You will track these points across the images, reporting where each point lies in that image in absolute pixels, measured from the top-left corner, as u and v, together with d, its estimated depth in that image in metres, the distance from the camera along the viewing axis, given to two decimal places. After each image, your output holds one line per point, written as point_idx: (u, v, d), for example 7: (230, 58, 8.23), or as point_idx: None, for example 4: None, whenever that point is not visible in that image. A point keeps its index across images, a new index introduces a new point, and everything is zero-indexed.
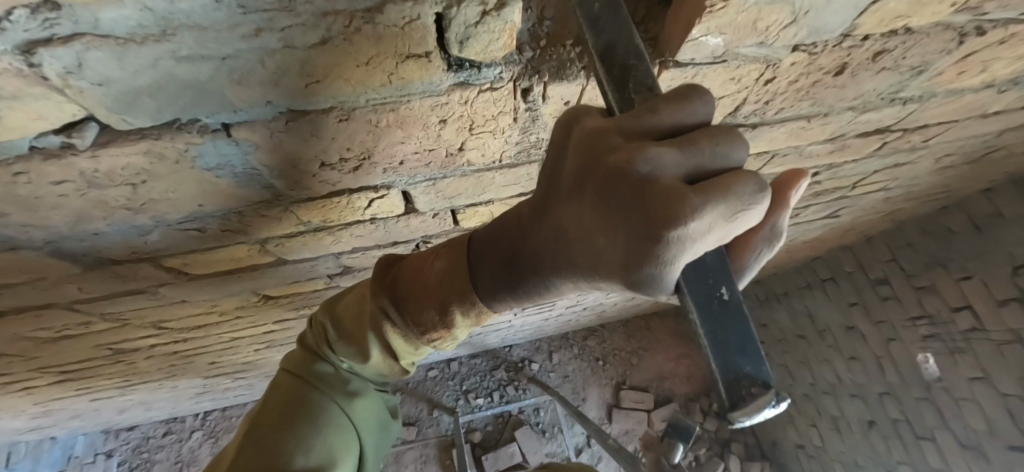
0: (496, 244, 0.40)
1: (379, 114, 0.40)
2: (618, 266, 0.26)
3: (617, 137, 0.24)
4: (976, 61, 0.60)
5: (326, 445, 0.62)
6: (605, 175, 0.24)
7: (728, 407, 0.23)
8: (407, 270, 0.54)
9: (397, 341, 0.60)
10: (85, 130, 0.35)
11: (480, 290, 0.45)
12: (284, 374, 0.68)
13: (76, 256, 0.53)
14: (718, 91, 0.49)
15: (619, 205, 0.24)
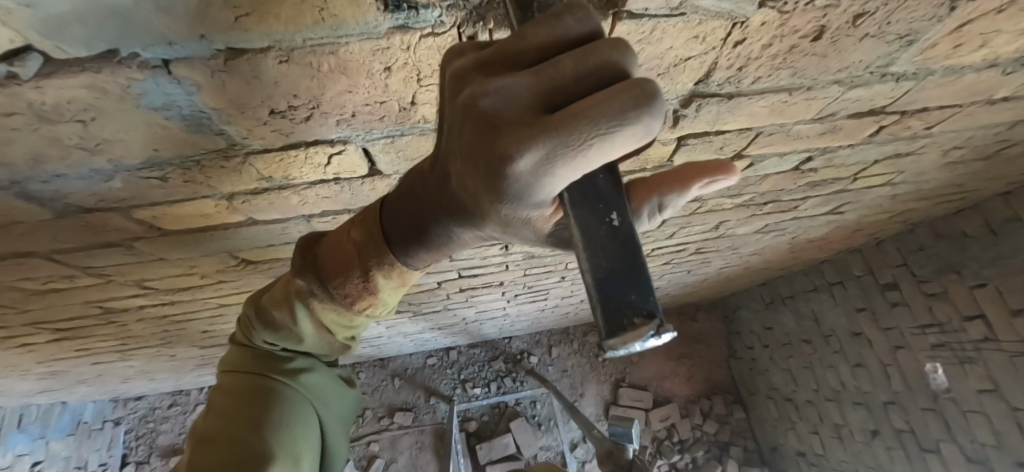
0: (403, 204, 0.42)
1: (319, 57, 0.40)
2: (493, 198, 0.27)
3: (476, 71, 0.24)
4: (974, 32, 0.56)
5: (291, 420, 0.66)
6: (461, 113, 0.24)
7: (605, 335, 0.21)
8: (323, 252, 0.55)
9: (328, 313, 0.62)
10: (29, 61, 0.34)
11: (393, 245, 0.47)
12: (229, 367, 0.69)
13: (49, 202, 0.54)
14: (682, 51, 0.47)
15: (473, 142, 0.24)
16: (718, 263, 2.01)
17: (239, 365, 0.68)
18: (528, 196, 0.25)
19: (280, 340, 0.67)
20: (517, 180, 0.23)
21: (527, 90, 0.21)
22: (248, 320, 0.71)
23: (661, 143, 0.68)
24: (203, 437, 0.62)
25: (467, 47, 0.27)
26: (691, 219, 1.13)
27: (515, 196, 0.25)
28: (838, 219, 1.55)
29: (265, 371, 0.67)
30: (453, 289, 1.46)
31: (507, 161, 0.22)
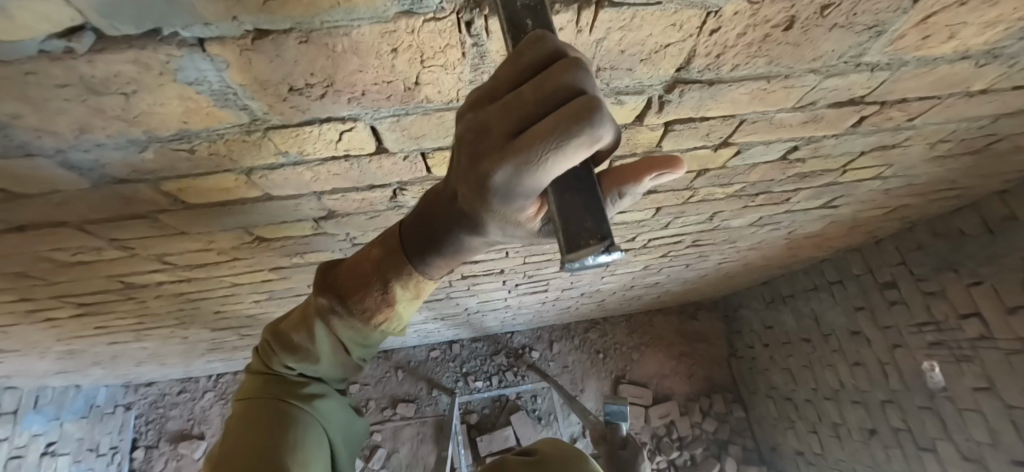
0: (419, 217, 0.48)
1: (333, 38, 0.45)
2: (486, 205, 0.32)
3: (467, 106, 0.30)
4: (940, 24, 0.60)
5: (313, 445, 0.63)
6: (456, 140, 0.31)
7: (566, 252, 0.25)
8: (346, 267, 0.60)
9: (347, 335, 0.63)
10: (83, 37, 0.40)
11: (411, 257, 0.53)
12: (246, 396, 0.67)
13: (86, 172, 0.60)
14: (661, 38, 0.52)
15: (464, 165, 0.31)
16: (715, 257, 2.05)
17: (259, 389, 0.66)
18: (511, 204, 0.30)
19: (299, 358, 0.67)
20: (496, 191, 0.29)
21: (497, 118, 0.27)
22: (266, 348, 0.71)
23: (648, 128, 0.72)
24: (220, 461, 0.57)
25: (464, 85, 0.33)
26: (685, 208, 1.17)
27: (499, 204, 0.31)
28: (832, 214, 1.59)
29: (289, 391, 0.65)
30: (455, 276, 1.52)
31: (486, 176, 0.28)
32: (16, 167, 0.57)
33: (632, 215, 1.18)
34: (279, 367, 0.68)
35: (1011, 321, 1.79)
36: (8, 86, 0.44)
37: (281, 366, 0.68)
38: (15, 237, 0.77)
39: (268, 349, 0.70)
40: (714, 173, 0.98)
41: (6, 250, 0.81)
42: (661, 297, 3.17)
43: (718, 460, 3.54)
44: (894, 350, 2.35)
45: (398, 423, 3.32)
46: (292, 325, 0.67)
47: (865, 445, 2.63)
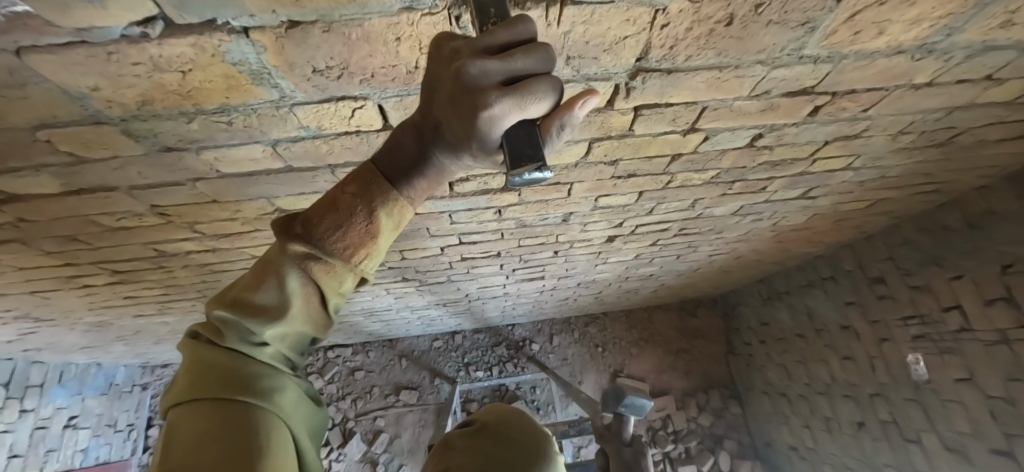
0: (398, 150, 0.53)
1: (349, 29, 0.56)
2: (466, 135, 0.42)
3: (463, 52, 0.39)
4: (867, 21, 0.69)
5: (285, 443, 0.49)
6: (450, 77, 0.39)
7: (511, 171, 0.36)
8: (315, 207, 0.55)
9: (325, 281, 0.55)
10: (155, 24, 0.52)
11: (395, 181, 0.54)
12: (182, 399, 0.50)
13: (141, 139, 0.72)
14: (619, 31, 0.62)
15: (456, 97, 0.39)
16: (705, 249, 2.14)
17: (198, 388, 0.50)
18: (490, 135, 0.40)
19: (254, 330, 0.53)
20: (481, 121, 0.39)
21: (494, 69, 0.37)
22: (207, 331, 0.56)
23: (619, 112, 0.83)
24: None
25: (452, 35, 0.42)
26: (666, 192, 1.28)
27: (482, 132, 0.40)
28: (812, 205, 1.68)
29: (243, 383, 0.50)
30: (455, 257, 1.63)
31: (483, 107, 0.37)
32: (87, 133, 0.69)
33: (617, 199, 1.29)
34: (227, 352, 0.52)
35: (989, 311, 1.81)
36: (94, 63, 0.56)
37: (229, 349, 0.53)
38: (73, 200, 0.89)
39: (212, 329, 0.55)
40: (687, 157, 1.08)
41: (63, 212, 0.93)
42: (658, 292, 3.26)
43: (712, 454, 3.60)
44: (881, 344, 2.36)
45: (401, 409, 3.44)
46: (245, 284, 0.54)
47: (855, 438, 2.65)
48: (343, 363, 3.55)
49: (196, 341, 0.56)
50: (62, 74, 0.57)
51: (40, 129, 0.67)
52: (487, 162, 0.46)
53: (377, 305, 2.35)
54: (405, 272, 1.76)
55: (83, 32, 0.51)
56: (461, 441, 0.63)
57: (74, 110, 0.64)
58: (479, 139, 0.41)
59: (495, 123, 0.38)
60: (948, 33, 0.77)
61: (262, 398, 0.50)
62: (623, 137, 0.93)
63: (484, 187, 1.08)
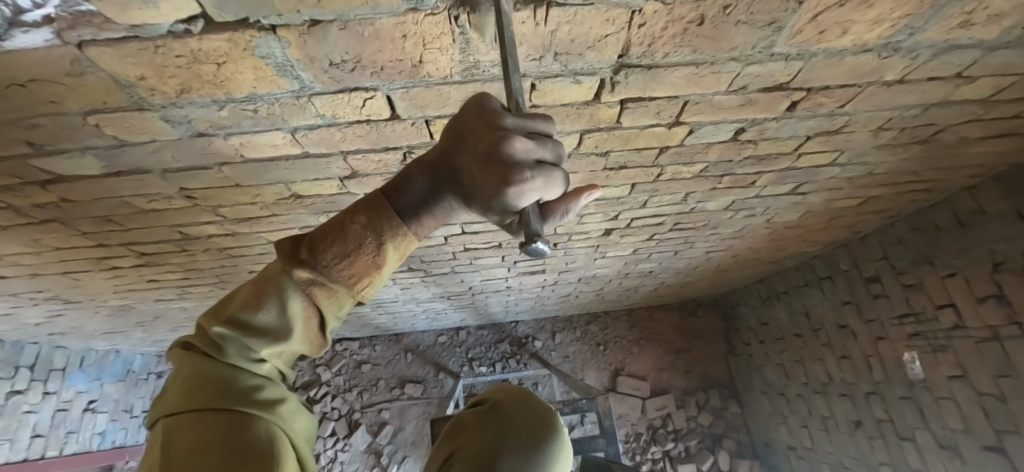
0: (410, 186, 0.57)
1: (362, 27, 0.65)
2: (485, 194, 0.47)
3: (502, 125, 0.47)
4: (830, 22, 0.75)
5: (284, 447, 0.52)
6: (487, 143, 0.46)
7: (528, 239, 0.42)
8: (324, 236, 0.56)
9: (327, 306, 0.58)
10: (197, 22, 0.60)
11: (405, 215, 0.57)
12: (176, 411, 0.52)
13: (176, 124, 0.81)
14: (600, 30, 0.70)
15: (486, 161, 0.46)
16: (702, 245, 2.20)
17: (194, 400, 0.52)
18: (510, 208, 0.46)
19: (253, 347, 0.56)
20: (504, 188, 0.44)
21: (523, 148, 0.45)
22: (203, 348, 0.58)
23: (606, 105, 0.91)
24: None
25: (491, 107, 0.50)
26: (657, 184, 1.35)
27: (503, 202, 0.46)
28: (803, 201, 1.73)
29: (243, 393, 0.53)
30: (458, 247, 1.72)
31: (510, 176, 0.44)
32: (132, 119, 0.79)
33: (610, 191, 1.36)
34: (224, 366, 0.55)
35: (981, 309, 1.84)
36: (144, 55, 0.65)
37: (226, 362, 0.56)
38: (112, 182, 0.99)
39: (208, 346, 0.58)
40: (674, 150, 1.15)
41: (101, 192, 1.03)
42: (659, 291, 3.31)
43: (711, 453, 3.62)
44: (877, 343, 2.39)
45: (406, 402, 3.53)
46: (243, 304, 0.57)
47: (851, 437, 2.68)
48: (350, 356, 3.64)
49: (191, 358, 0.58)
50: (114, 64, 0.66)
51: (90, 114, 0.76)
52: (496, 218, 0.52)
53: (384, 296, 2.44)
54: (411, 262, 1.84)
55: (136, 28, 0.60)
56: (469, 418, 0.71)
57: (121, 97, 0.73)
58: (499, 205, 0.47)
59: (516, 193, 0.44)
60: (909, 32, 0.82)
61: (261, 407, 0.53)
62: (612, 129, 1.01)
63: None
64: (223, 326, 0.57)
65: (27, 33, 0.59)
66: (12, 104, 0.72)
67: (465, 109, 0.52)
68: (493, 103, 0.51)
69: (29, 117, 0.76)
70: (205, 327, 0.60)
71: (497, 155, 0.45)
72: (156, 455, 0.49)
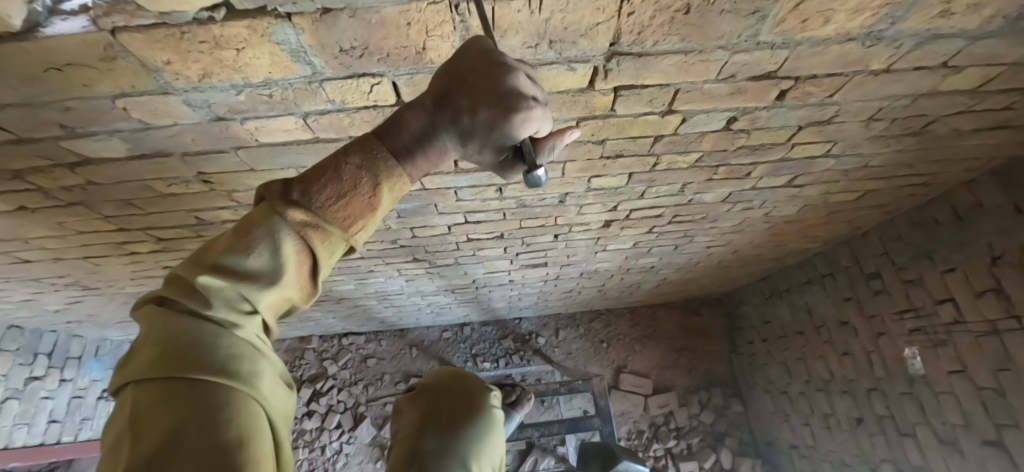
0: (404, 131, 0.60)
1: (370, 15, 0.70)
2: (493, 128, 0.56)
3: (502, 67, 0.56)
4: (811, 11, 0.79)
5: (257, 425, 0.45)
6: (494, 81, 0.55)
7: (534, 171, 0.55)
8: (316, 180, 0.56)
9: (321, 251, 0.55)
10: (220, 10, 0.66)
11: (399, 156, 0.60)
12: (147, 379, 0.45)
13: (196, 108, 0.88)
14: (592, 18, 0.75)
15: (494, 98, 0.55)
16: (702, 239, 2.23)
17: (170, 367, 0.44)
18: (512, 134, 0.56)
19: (232, 300, 0.50)
20: (514, 119, 0.55)
21: (521, 85, 0.56)
22: (179, 299, 0.50)
23: (600, 92, 0.96)
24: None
25: (485, 51, 0.58)
26: (653, 174, 1.39)
27: (508, 127, 0.56)
28: (800, 194, 1.76)
29: (226, 365, 0.46)
30: (461, 237, 1.77)
31: (520, 108, 0.54)
32: (157, 103, 0.85)
33: (608, 180, 1.41)
34: (194, 325, 0.48)
35: (980, 303, 1.84)
36: (171, 41, 0.71)
37: (208, 322, 0.48)
38: (135, 166, 1.06)
39: (186, 296, 0.50)
40: (668, 139, 1.20)
41: (124, 176, 1.10)
42: (662, 288, 3.34)
43: (713, 451, 3.62)
44: (878, 339, 2.40)
45: None
46: (229, 249, 0.51)
47: (852, 434, 2.68)
48: (356, 350, 3.70)
49: (165, 311, 0.50)
50: (143, 49, 0.72)
51: (118, 98, 0.83)
52: (493, 152, 0.61)
53: (390, 289, 2.50)
54: (416, 252, 1.90)
55: (166, 15, 0.66)
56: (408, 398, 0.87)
57: (148, 81, 0.79)
58: (501, 131, 0.56)
59: (523, 123, 0.55)
60: (892, 21, 0.85)
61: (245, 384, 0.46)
62: (607, 117, 1.06)
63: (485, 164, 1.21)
64: (207, 273, 0.50)
65: (65, 20, 0.66)
66: (48, 87, 0.79)
67: (461, 54, 0.59)
68: (488, 48, 0.59)
69: (63, 100, 0.82)
70: (183, 274, 0.52)
71: (501, 86, 0.55)
72: (121, 430, 0.42)
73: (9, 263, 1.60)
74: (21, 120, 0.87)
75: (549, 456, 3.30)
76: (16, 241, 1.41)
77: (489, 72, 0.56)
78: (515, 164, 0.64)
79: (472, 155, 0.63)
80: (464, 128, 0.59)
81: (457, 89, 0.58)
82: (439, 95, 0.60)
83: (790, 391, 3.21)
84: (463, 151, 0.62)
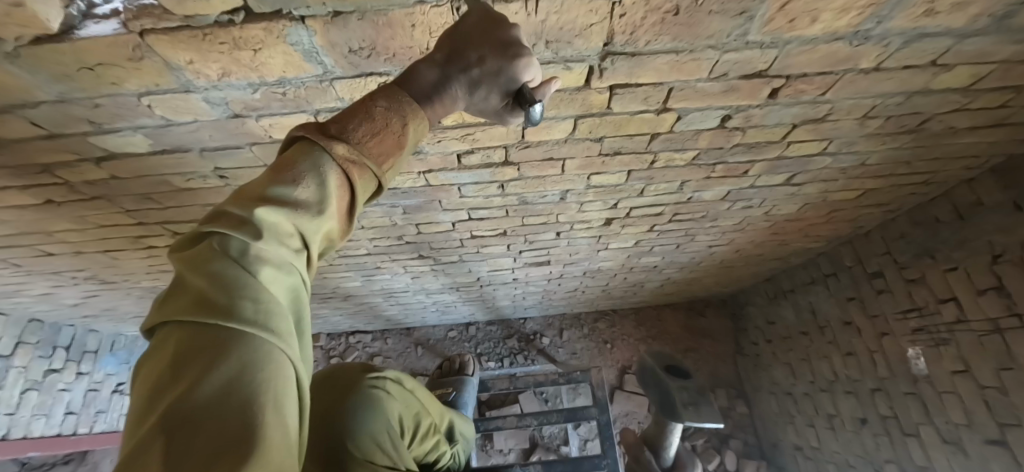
0: (421, 80, 0.66)
1: (378, 17, 0.75)
2: (502, 72, 0.65)
3: (502, 23, 0.66)
4: (798, 11, 0.83)
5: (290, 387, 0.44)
6: (497, 35, 0.65)
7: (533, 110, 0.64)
8: (350, 122, 0.62)
9: (360, 186, 0.61)
10: (239, 14, 0.72)
11: (419, 103, 0.66)
12: (189, 320, 0.44)
13: (215, 106, 0.93)
14: (585, 19, 0.79)
15: (500, 47, 0.65)
16: (703, 238, 2.26)
17: (208, 311, 0.43)
18: (518, 74, 0.65)
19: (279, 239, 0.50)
20: (519, 63, 0.65)
21: (518, 39, 0.66)
22: (222, 231, 0.50)
23: (597, 91, 1.00)
24: (162, 435, 0.36)
25: (483, 13, 0.68)
26: (651, 172, 1.43)
27: (514, 69, 0.65)
28: (799, 193, 1.78)
29: (263, 316, 0.45)
30: (465, 234, 1.81)
31: (522, 54, 0.65)
32: (178, 100, 0.91)
33: (607, 178, 1.45)
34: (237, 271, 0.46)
35: (982, 302, 1.85)
36: (194, 42, 0.76)
37: (247, 270, 0.47)
38: (156, 161, 1.12)
39: (232, 228, 0.50)
40: (665, 137, 1.24)
41: (145, 170, 1.17)
42: (665, 288, 3.36)
43: (718, 453, 3.61)
44: (881, 339, 2.40)
45: None
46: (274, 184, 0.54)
47: (857, 435, 2.67)
48: (363, 348, 3.75)
49: (206, 243, 0.49)
50: (168, 50, 0.77)
51: (143, 95, 0.89)
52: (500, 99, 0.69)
53: (396, 286, 2.55)
54: (421, 248, 1.94)
55: (190, 19, 0.71)
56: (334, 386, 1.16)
57: (171, 80, 0.85)
58: (509, 75, 0.65)
59: (525, 66, 0.65)
60: (878, 21, 0.88)
61: (281, 337, 0.45)
62: (604, 114, 1.10)
63: (487, 161, 1.25)
64: (256, 204, 0.51)
65: (98, 23, 0.73)
66: (80, 85, 0.85)
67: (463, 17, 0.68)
68: (484, 11, 0.68)
69: (93, 97, 0.88)
70: (226, 207, 0.52)
71: (505, 38, 0.65)
72: (158, 371, 0.42)
73: (33, 256, 1.68)
74: (54, 116, 0.93)
75: (552, 455, 3.32)
76: (41, 233, 1.49)
77: (491, 30, 0.66)
78: (514, 110, 0.71)
79: (478, 106, 0.69)
80: (475, 77, 0.65)
81: (464, 46, 0.66)
82: (449, 52, 0.66)
83: (795, 392, 3.20)
84: (470, 103, 0.69)
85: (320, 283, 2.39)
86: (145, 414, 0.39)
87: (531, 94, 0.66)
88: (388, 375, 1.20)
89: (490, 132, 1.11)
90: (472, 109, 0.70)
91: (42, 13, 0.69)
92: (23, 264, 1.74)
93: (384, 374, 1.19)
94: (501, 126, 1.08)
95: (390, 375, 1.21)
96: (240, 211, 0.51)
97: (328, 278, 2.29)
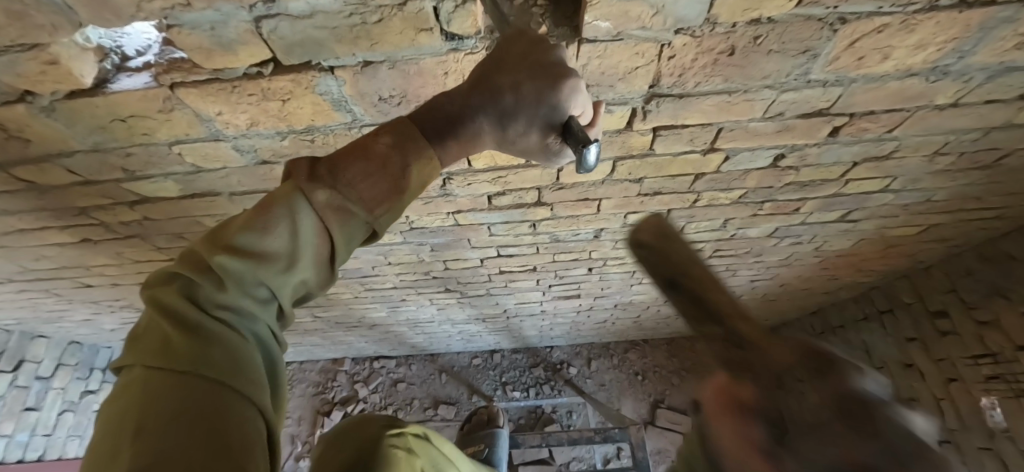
0: (434, 113, 0.58)
1: (409, 66, 0.71)
2: (537, 101, 0.56)
3: (542, 43, 0.58)
4: (868, 48, 0.74)
5: (258, 439, 0.42)
6: (531, 54, 0.57)
7: (585, 160, 0.51)
8: (346, 160, 0.54)
9: (340, 234, 0.53)
10: (267, 66, 0.69)
11: (429, 140, 0.58)
12: (155, 369, 0.41)
13: (244, 153, 0.92)
14: (630, 63, 0.73)
15: (539, 68, 0.55)
16: (745, 273, 2.11)
17: (173, 359, 0.41)
18: (562, 104, 0.56)
19: (250, 287, 0.47)
20: (564, 90, 0.56)
21: (557, 58, 0.57)
22: (190, 277, 0.47)
23: (639, 133, 0.94)
24: None
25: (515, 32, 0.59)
26: (693, 211, 1.35)
27: (559, 97, 0.56)
28: (854, 229, 1.64)
29: (229, 365, 0.43)
30: (493, 270, 1.75)
31: (568, 76, 0.55)
32: (208, 148, 0.90)
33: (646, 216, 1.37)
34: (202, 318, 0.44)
35: None
36: (224, 93, 0.74)
37: (213, 319, 0.45)
38: (187, 203, 1.12)
39: (198, 272, 0.47)
40: (710, 177, 1.16)
41: (178, 213, 1.17)
42: None
43: None
44: (949, 385, 2.10)
45: (437, 424, 3.44)
46: (244, 226, 0.49)
47: None
48: (386, 374, 3.68)
49: (174, 288, 0.46)
50: (197, 102, 0.76)
51: (174, 144, 0.88)
52: (533, 138, 0.61)
53: (421, 316, 2.50)
54: (448, 283, 1.89)
55: (218, 72, 0.70)
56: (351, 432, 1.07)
57: (201, 130, 0.84)
58: (550, 103, 0.56)
59: (571, 93, 0.56)
60: (958, 56, 0.78)
61: (247, 383, 0.43)
62: (644, 156, 1.03)
63: (519, 201, 1.20)
64: (221, 251, 0.48)
65: (130, 76, 0.73)
66: (114, 136, 0.85)
67: (500, 41, 0.59)
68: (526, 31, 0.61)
69: (126, 147, 0.88)
70: (195, 249, 0.50)
71: (547, 60, 0.56)
72: (119, 420, 0.39)
73: (75, 287, 1.73)
74: (90, 165, 0.94)
75: None
76: (81, 267, 1.52)
77: (529, 53, 0.57)
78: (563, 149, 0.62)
79: (517, 140, 0.60)
80: (506, 110, 0.57)
81: (495, 71, 0.57)
82: (479, 79, 0.58)
83: None
84: (504, 136, 0.60)
85: (346, 313, 2.36)
86: (100, 471, 0.36)
87: (582, 129, 0.55)
88: (409, 429, 1.11)
89: (523, 174, 1.05)
90: (506, 143, 0.61)
91: (76, 69, 0.68)
92: (64, 293, 1.79)
93: (404, 429, 1.10)
94: (535, 169, 1.03)
95: (411, 429, 1.12)
96: (205, 256, 0.48)
97: (354, 308, 2.27)
